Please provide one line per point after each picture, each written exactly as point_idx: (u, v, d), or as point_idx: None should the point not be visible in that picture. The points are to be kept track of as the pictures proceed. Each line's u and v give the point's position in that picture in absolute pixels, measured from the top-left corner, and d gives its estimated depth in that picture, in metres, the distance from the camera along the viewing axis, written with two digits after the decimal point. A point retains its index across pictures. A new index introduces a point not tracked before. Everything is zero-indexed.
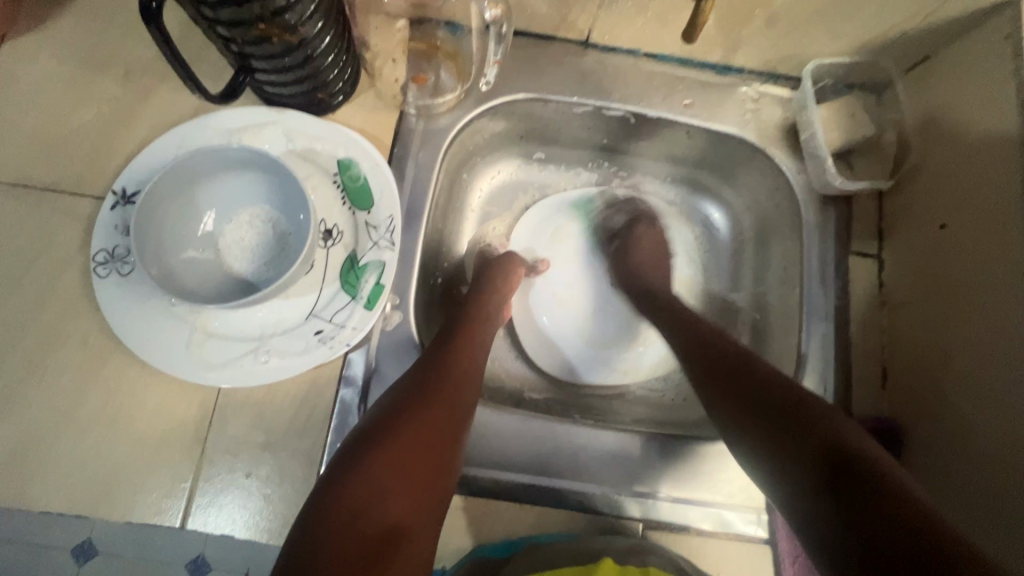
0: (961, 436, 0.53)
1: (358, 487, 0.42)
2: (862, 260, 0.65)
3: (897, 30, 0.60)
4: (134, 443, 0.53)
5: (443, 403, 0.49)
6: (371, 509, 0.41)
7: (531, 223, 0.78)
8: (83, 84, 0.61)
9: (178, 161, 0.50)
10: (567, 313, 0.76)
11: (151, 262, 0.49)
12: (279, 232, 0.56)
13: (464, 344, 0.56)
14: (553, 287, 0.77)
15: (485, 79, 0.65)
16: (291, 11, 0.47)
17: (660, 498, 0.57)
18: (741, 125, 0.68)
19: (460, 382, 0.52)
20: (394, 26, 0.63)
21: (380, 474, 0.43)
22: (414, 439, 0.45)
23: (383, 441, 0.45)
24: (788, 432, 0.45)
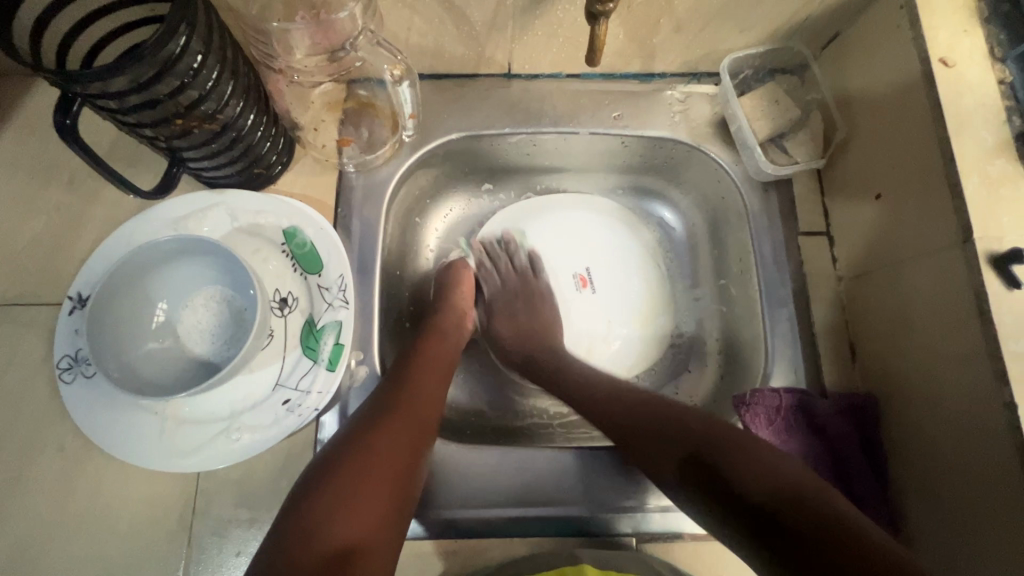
0: (924, 395, 0.53)
1: (313, 508, 0.43)
2: (813, 239, 0.65)
3: (800, 17, 0.61)
4: (121, 542, 0.54)
5: (404, 423, 0.50)
6: (325, 530, 0.42)
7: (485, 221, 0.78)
8: (31, 197, 0.63)
9: (123, 260, 0.51)
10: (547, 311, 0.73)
11: (108, 352, 0.51)
12: (234, 309, 0.57)
13: (427, 363, 0.57)
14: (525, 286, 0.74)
15: (405, 131, 0.66)
16: (205, 99, 0.49)
17: (650, 509, 0.57)
18: (672, 127, 0.69)
19: (422, 403, 0.53)
20: (311, 96, 0.66)
21: (335, 497, 0.44)
22: (377, 458, 0.47)
23: (351, 458, 0.46)
24: (691, 470, 0.47)
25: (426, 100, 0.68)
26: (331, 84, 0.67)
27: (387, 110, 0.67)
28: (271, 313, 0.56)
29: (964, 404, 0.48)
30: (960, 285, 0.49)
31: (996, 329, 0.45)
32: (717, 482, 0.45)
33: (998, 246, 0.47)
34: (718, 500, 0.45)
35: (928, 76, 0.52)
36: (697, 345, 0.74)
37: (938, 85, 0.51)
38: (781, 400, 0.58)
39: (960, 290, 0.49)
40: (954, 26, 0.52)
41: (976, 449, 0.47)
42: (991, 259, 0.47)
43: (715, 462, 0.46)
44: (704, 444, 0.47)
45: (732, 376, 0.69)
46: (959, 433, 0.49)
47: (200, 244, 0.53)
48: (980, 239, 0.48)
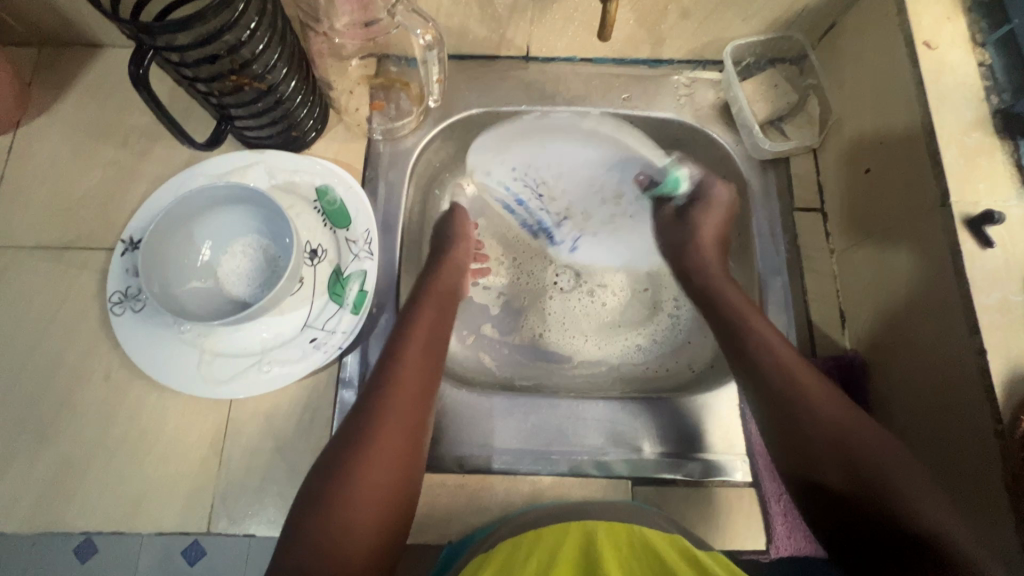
0: (903, 346, 0.57)
1: (331, 512, 0.47)
2: (807, 214, 0.70)
3: (797, 7, 0.66)
4: (158, 462, 0.59)
5: (399, 408, 0.53)
6: (346, 533, 0.47)
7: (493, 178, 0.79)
8: (89, 153, 0.69)
9: (176, 204, 0.57)
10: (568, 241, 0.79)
11: (155, 283, 0.56)
12: (269, 256, 0.62)
13: (408, 359, 0.56)
14: (541, 219, 0.79)
15: (433, 95, 0.71)
16: (256, 61, 0.55)
17: (646, 456, 0.61)
18: (677, 109, 0.74)
19: (409, 412, 0.53)
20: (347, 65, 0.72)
21: (352, 498, 0.48)
22: (375, 473, 0.49)
23: (339, 491, 0.48)
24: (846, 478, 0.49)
25: (449, 78, 0.74)
26: (360, 57, 0.72)
27: (414, 85, 0.73)
28: (303, 260, 0.61)
29: (937, 348, 0.52)
30: (939, 247, 0.53)
31: (970, 283, 0.49)
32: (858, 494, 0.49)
33: (973, 209, 0.51)
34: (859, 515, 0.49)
35: (912, 57, 0.57)
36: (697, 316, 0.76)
37: (921, 66, 0.56)
38: None
39: (938, 252, 0.53)
40: (937, 13, 0.57)
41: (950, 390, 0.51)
42: (966, 221, 0.51)
43: (863, 480, 0.49)
44: (857, 460, 0.49)
45: None
46: (934, 376, 0.53)
47: (247, 193, 0.59)
48: (956, 203, 0.52)
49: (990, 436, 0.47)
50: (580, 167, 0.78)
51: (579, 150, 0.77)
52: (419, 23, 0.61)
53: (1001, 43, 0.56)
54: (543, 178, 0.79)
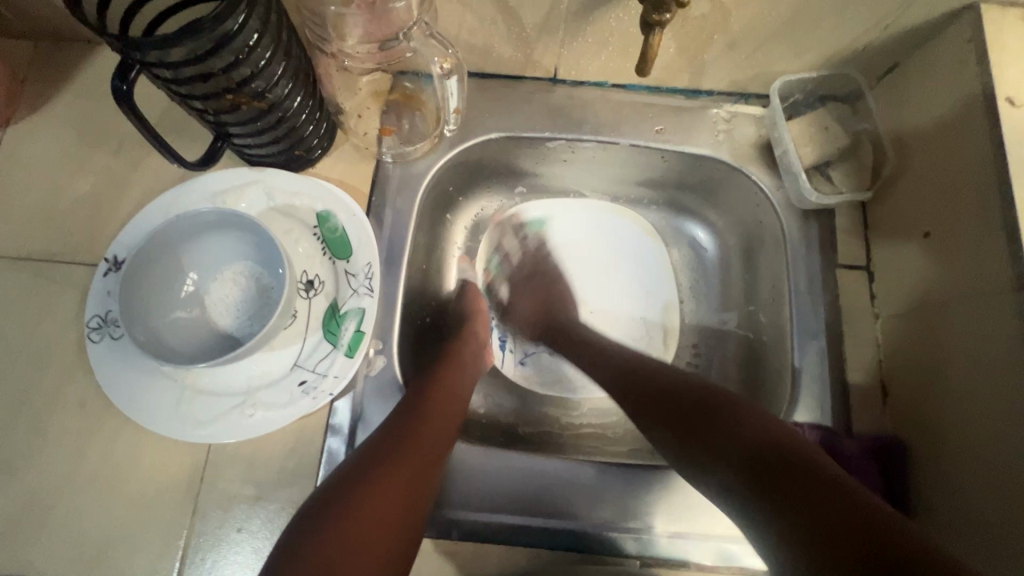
0: (955, 437, 0.51)
1: (368, 507, 0.45)
2: (851, 273, 0.63)
3: (859, 44, 0.60)
4: (129, 503, 0.54)
5: (436, 420, 0.53)
6: (375, 529, 0.44)
7: (500, 254, 0.77)
8: (80, 158, 0.65)
9: (162, 226, 0.52)
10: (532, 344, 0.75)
11: (135, 311, 0.52)
12: (261, 287, 0.57)
13: (445, 381, 0.58)
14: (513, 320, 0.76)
15: (448, 126, 0.66)
16: (256, 78, 0.50)
17: (657, 533, 0.55)
18: (714, 146, 0.68)
19: (435, 435, 0.52)
20: (357, 83, 0.67)
21: (385, 496, 0.46)
22: (410, 473, 0.48)
23: (376, 487, 0.46)
24: (744, 459, 0.45)
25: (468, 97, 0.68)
26: (371, 75, 0.68)
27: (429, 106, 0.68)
28: (296, 293, 0.57)
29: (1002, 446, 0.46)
30: (1010, 336, 0.46)
31: None
32: (777, 466, 0.43)
33: None
34: (767, 488, 0.42)
35: (992, 114, 0.50)
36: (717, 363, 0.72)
37: (1002, 125, 0.49)
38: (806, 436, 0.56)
39: (1008, 341, 0.46)
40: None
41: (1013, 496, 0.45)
42: None
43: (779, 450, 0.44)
44: (749, 430, 0.47)
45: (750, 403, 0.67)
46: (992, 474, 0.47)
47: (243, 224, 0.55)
48: None
49: None
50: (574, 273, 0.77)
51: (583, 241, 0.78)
52: (437, 51, 0.58)
53: None
54: (536, 275, 0.77)
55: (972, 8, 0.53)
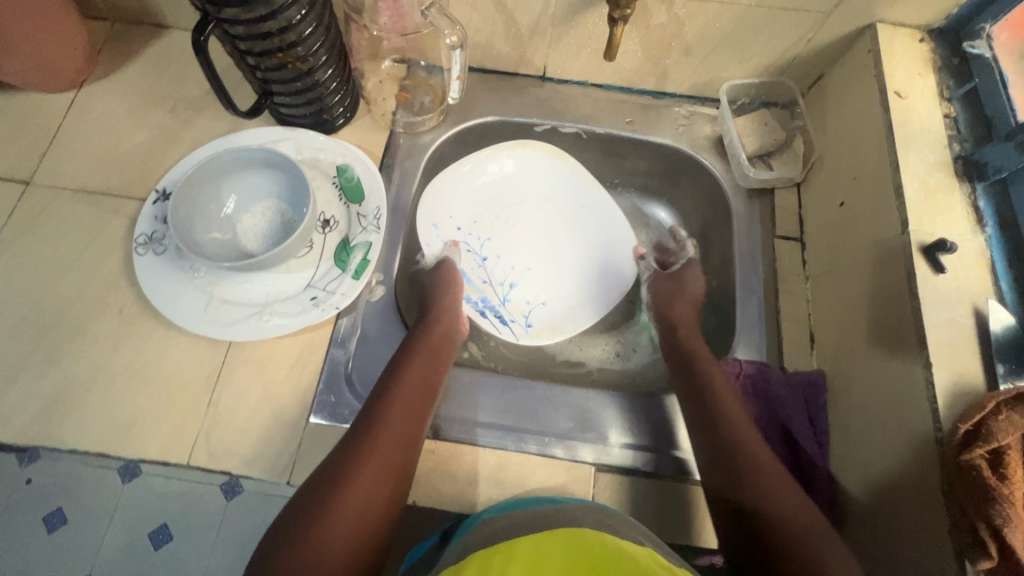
0: (858, 361, 0.61)
1: (324, 527, 0.48)
2: (786, 242, 0.74)
3: (789, 56, 0.74)
4: (152, 394, 0.62)
5: (397, 426, 0.55)
6: (326, 543, 0.48)
7: (435, 239, 0.77)
8: (140, 116, 0.77)
9: (211, 157, 0.64)
10: (525, 312, 0.80)
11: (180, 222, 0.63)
12: (284, 219, 0.67)
13: (413, 385, 0.59)
14: (489, 293, 0.80)
15: (451, 95, 0.77)
16: (302, 44, 0.62)
17: (612, 444, 0.63)
18: (675, 137, 0.81)
19: (399, 445, 0.54)
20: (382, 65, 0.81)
21: (343, 515, 0.49)
22: (366, 485, 0.51)
23: (334, 503, 0.50)
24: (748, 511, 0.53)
25: (470, 87, 0.82)
26: (394, 58, 0.81)
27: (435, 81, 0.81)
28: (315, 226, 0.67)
29: (890, 361, 0.56)
30: (897, 270, 0.57)
31: (921, 302, 0.54)
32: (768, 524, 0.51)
33: (929, 238, 0.56)
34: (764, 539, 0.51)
35: (884, 103, 0.63)
36: None
37: (891, 111, 0.62)
38: (740, 368, 0.66)
39: (896, 274, 0.57)
40: (909, 68, 0.64)
41: (903, 426, 0.53)
42: (922, 248, 0.56)
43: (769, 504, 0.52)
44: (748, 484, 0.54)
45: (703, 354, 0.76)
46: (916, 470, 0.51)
47: (281, 164, 0.66)
48: (915, 231, 0.57)
49: (933, 440, 0.49)
50: (518, 228, 0.84)
51: (521, 195, 0.84)
52: (447, 25, 0.68)
53: (965, 98, 0.62)
54: (485, 243, 0.82)
55: (870, 27, 0.67)
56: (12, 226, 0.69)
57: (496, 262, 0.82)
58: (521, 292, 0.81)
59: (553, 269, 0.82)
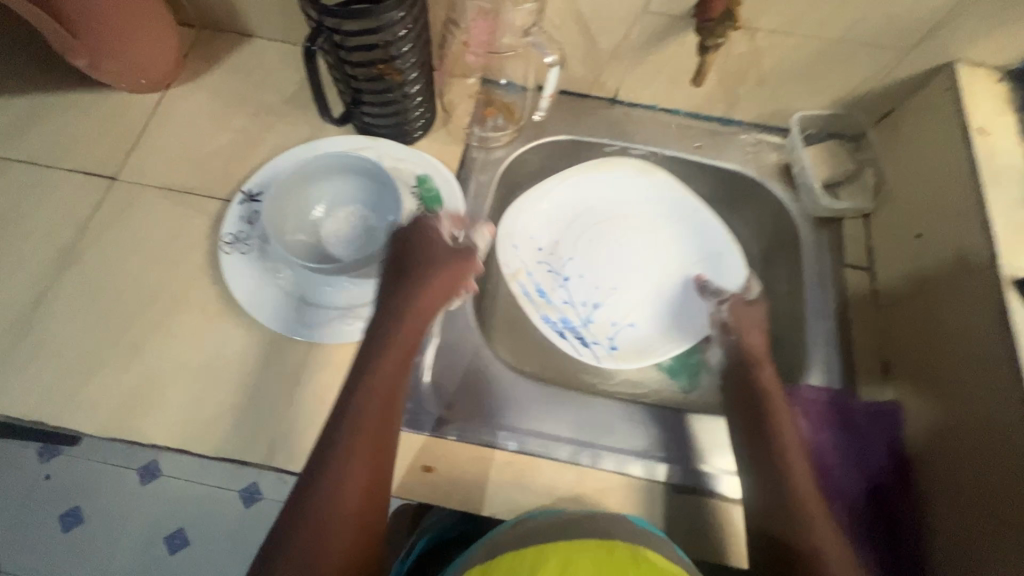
0: (940, 392, 0.61)
1: (301, 542, 0.48)
2: (855, 271, 0.75)
3: (862, 89, 0.75)
4: (230, 392, 0.62)
5: (375, 428, 0.53)
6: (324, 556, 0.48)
7: (514, 260, 0.79)
8: (223, 118, 0.79)
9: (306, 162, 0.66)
10: (609, 333, 0.79)
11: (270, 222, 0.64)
12: (367, 226, 0.69)
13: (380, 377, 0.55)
14: (571, 314, 0.80)
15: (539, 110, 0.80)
16: (401, 58, 0.64)
17: (690, 466, 0.62)
18: (743, 163, 0.82)
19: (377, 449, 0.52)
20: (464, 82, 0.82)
21: (326, 528, 0.49)
22: (326, 500, 0.50)
23: (320, 515, 0.49)
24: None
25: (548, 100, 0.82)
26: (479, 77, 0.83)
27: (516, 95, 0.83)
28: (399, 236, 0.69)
29: (979, 393, 0.56)
30: (986, 303, 0.57)
31: (1015, 336, 0.54)
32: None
33: (1019, 273, 0.57)
34: None
35: (967, 139, 0.64)
36: None
37: (974, 147, 0.63)
38: (816, 394, 0.66)
39: (985, 307, 0.57)
40: (990, 107, 0.65)
41: (995, 458, 0.52)
42: (1014, 282, 0.56)
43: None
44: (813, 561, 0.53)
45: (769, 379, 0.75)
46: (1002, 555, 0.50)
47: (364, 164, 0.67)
48: (1004, 266, 0.57)
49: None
50: (599, 249, 0.83)
51: (601, 216, 0.84)
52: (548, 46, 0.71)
53: None
54: (567, 264, 0.82)
55: (949, 65, 0.69)
56: (97, 220, 0.71)
57: (579, 283, 0.82)
58: (606, 313, 0.80)
59: (635, 291, 0.81)
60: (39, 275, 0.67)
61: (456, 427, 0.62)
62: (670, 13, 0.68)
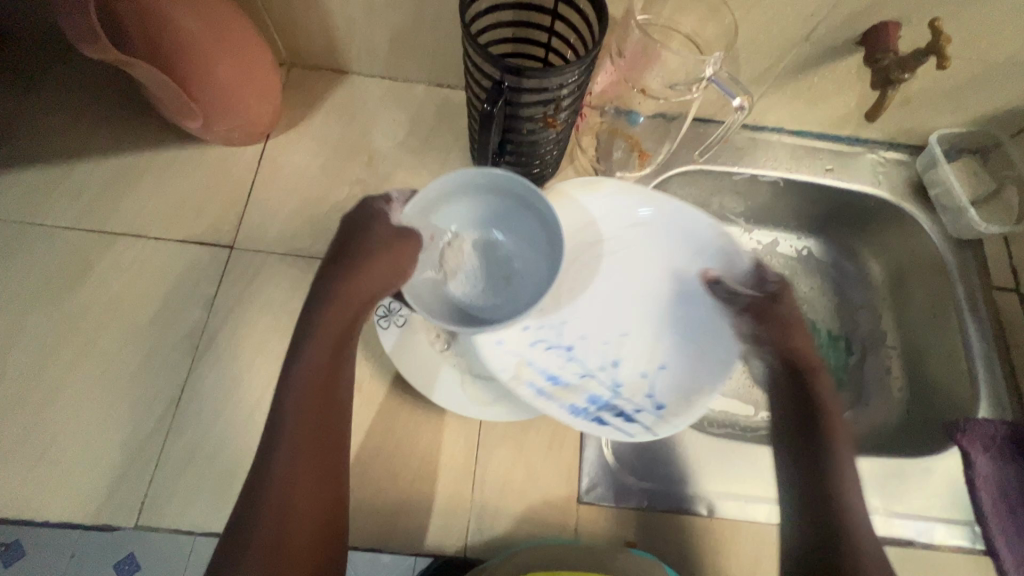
0: None
1: (271, 499, 0.48)
2: (1003, 294, 0.75)
3: (1009, 106, 0.73)
4: (414, 477, 0.61)
5: (319, 385, 0.51)
6: (285, 509, 0.47)
7: (505, 357, 0.62)
8: (335, 170, 0.72)
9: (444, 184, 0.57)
10: (646, 390, 0.64)
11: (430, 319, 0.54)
12: (494, 257, 0.62)
13: (325, 336, 0.53)
14: (594, 386, 0.64)
15: (701, 153, 0.77)
16: (567, 111, 0.59)
17: (877, 512, 0.64)
18: (876, 185, 0.79)
19: (326, 409, 0.51)
20: (596, 116, 0.75)
21: (294, 485, 0.48)
22: (316, 455, 0.50)
23: (262, 480, 0.48)
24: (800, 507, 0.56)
25: (695, 137, 0.78)
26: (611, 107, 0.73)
27: (664, 130, 0.75)
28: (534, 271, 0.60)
29: None
30: None
31: None
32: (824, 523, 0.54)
33: None
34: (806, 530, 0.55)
35: None
36: (875, 365, 0.79)
37: None
38: (996, 428, 0.65)
39: None
40: None
41: None
42: None
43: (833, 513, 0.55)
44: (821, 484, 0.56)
45: (924, 408, 0.74)
46: None
47: (463, 187, 0.59)
48: None
49: None
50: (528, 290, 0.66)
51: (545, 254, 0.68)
52: (738, 92, 0.63)
53: None
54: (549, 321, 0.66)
55: None
56: (224, 299, 0.65)
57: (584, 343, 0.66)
58: (628, 368, 0.66)
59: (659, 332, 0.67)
60: (175, 368, 0.62)
61: (656, 499, 0.61)
62: (830, 42, 0.64)
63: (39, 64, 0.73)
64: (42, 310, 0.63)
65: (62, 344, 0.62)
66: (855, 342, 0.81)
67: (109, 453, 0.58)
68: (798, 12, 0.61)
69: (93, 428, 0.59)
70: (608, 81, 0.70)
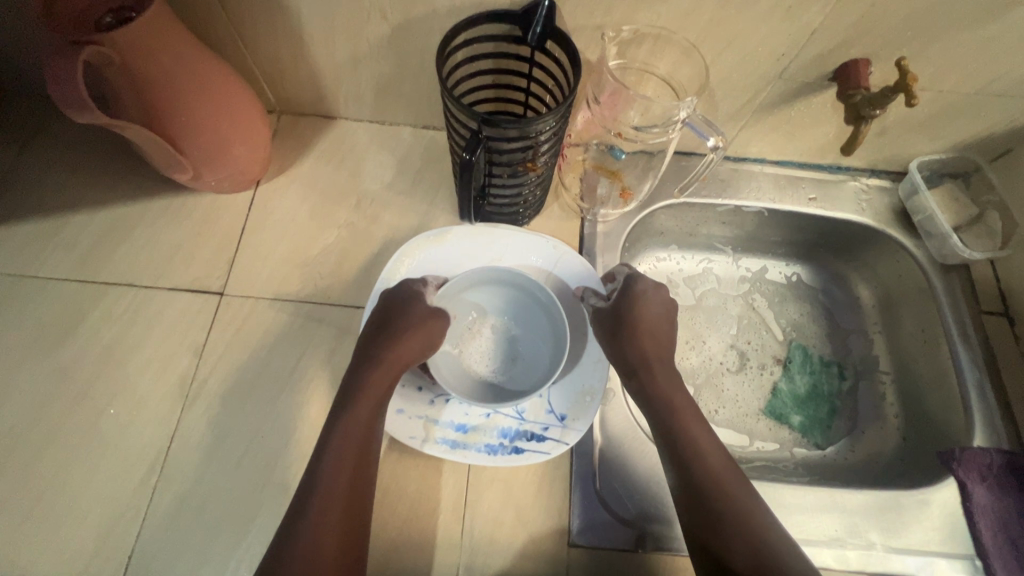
0: None
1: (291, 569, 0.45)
2: (992, 317, 0.75)
3: (987, 132, 0.74)
4: (403, 523, 0.60)
5: (352, 450, 0.51)
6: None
7: (413, 422, 0.61)
8: (323, 214, 0.73)
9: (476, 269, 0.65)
10: (546, 406, 0.63)
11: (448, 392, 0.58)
12: (507, 341, 0.66)
13: (366, 404, 0.54)
14: (502, 418, 0.63)
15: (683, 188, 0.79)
16: (547, 155, 0.60)
17: (877, 547, 0.62)
18: (860, 213, 0.80)
19: (359, 478, 0.51)
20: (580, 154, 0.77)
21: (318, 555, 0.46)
22: (343, 524, 0.48)
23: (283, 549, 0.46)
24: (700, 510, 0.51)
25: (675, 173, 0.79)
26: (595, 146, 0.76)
27: (646, 166, 0.76)
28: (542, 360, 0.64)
29: None
30: None
31: None
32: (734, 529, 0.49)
33: None
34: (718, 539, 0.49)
35: None
36: (868, 392, 0.79)
37: None
38: (992, 457, 0.64)
39: None
40: None
41: None
42: None
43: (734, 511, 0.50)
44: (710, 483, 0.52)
45: (919, 436, 0.74)
46: None
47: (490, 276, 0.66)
48: None
49: None
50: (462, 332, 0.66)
51: None
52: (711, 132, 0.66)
53: None
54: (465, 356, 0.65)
55: None
56: (213, 346, 0.65)
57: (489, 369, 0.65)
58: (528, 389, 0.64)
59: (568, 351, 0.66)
60: (164, 417, 0.62)
61: (647, 540, 0.60)
62: (803, 78, 0.66)
63: (38, 119, 0.75)
64: (36, 362, 0.64)
65: (55, 395, 0.63)
66: (848, 367, 0.81)
67: (98, 507, 0.58)
68: (769, 52, 0.62)
69: (83, 481, 0.60)
70: (586, 121, 0.72)
